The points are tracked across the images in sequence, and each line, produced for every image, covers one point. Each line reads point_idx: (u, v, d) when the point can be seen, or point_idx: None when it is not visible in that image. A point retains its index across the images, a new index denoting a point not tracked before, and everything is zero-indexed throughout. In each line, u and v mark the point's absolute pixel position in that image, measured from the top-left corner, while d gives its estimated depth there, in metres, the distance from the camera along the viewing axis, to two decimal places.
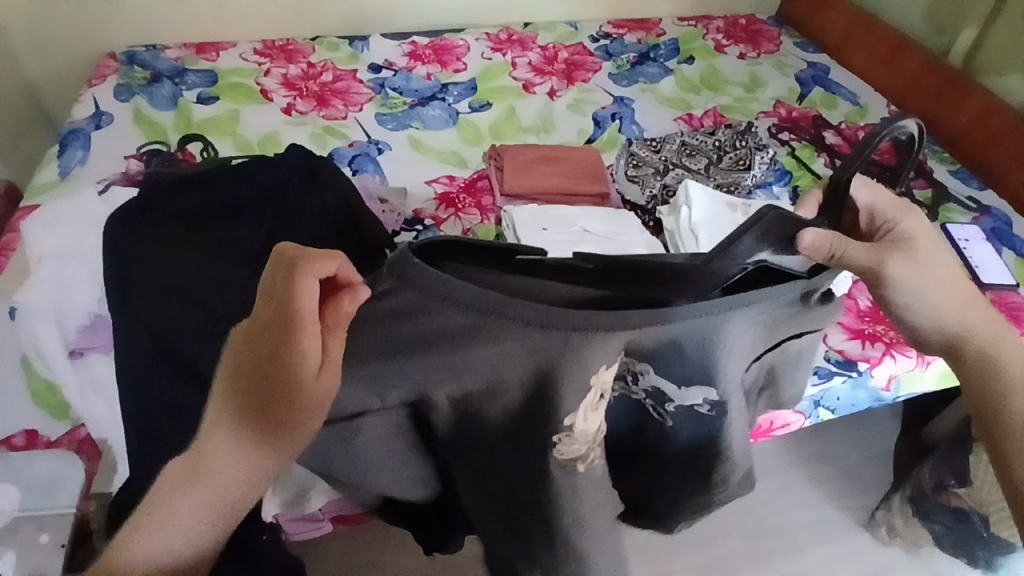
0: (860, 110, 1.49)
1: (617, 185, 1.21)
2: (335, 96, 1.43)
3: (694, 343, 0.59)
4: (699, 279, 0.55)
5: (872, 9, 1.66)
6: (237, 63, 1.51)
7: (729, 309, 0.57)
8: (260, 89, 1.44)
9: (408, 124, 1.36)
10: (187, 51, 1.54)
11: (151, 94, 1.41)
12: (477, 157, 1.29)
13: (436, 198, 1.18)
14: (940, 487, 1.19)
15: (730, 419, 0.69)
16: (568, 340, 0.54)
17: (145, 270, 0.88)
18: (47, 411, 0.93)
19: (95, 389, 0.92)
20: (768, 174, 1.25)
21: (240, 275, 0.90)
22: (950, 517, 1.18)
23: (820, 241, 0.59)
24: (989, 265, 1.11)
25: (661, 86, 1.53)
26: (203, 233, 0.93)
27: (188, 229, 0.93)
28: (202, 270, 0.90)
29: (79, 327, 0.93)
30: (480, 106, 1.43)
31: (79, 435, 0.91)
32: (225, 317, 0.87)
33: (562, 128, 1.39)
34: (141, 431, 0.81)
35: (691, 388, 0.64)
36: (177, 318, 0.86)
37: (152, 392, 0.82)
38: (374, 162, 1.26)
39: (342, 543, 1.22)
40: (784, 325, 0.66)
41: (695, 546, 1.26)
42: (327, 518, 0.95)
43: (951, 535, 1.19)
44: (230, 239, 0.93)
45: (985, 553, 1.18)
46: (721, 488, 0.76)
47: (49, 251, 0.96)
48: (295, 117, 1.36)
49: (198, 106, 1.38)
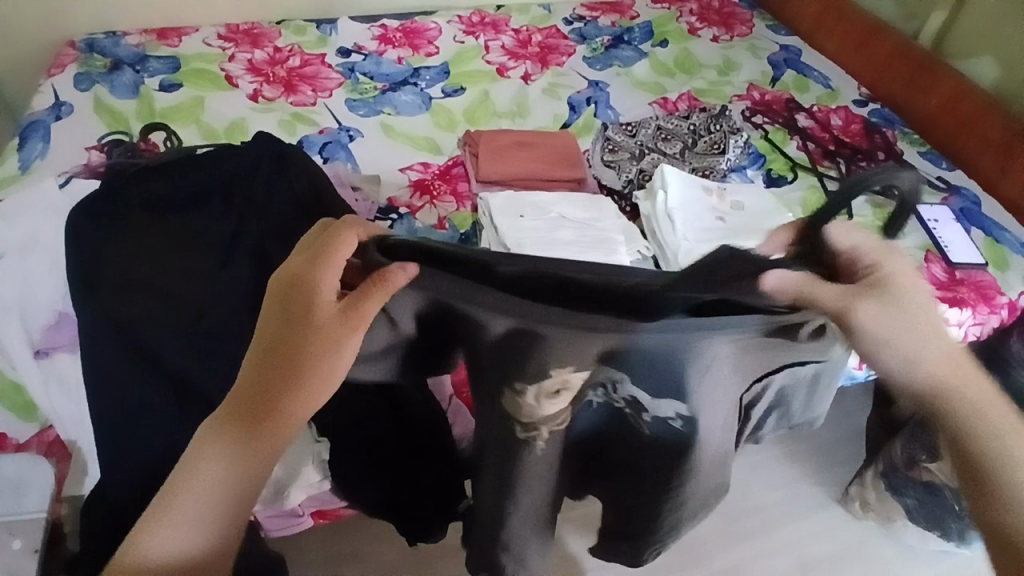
0: (832, 92, 1.51)
1: (593, 170, 1.20)
2: (303, 82, 1.39)
3: (666, 361, 0.59)
4: (660, 306, 0.55)
5: None
6: (200, 48, 1.46)
7: (694, 337, 0.56)
8: (225, 75, 1.39)
9: (380, 109, 1.33)
10: (149, 36, 1.48)
11: (113, 82, 1.35)
12: (451, 143, 1.27)
13: (409, 185, 1.16)
14: (911, 460, 1.21)
15: (703, 436, 0.67)
16: (535, 339, 0.57)
17: (112, 263, 0.85)
18: (13, 412, 0.89)
19: (62, 388, 0.88)
20: (742, 158, 1.25)
21: (210, 264, 0.88)
22: (922, 491, 1.21)
23: (788, 284, 0.54)
24: (959, 245, 1.13)
25: (635, 69, 1.52)
26: (168, 222, 0.90)
27: (152, 217, 0.89)
28: (171, 261, 0.88)
29: (44, 325, 0.89)
30: (453, 91, 1.41)
31: (47, 436, 0.89)
32: (195, 311, 0.85)
33: (537, 113, 1.37)
34: (112, 429, 0.80)
35: (663, 400, 0.63)
36: (146, 313, 0.83)
37: (121, 390, 0.80)
38: (345, 149, 1.23)
39: (321, 536, 1.21)
40: (776, 350, 0.63)
41: None
42: (306, 514, 0.94)
43: (923, 509, 1.21)
44: (197, 229, 0.90)
45: (957, 526, 1.19)
46: (692, 504, 0.76)
47: (10, 245, 0.92)
48: (263, 104, 1.32)
49: (161, 94, 1.33)
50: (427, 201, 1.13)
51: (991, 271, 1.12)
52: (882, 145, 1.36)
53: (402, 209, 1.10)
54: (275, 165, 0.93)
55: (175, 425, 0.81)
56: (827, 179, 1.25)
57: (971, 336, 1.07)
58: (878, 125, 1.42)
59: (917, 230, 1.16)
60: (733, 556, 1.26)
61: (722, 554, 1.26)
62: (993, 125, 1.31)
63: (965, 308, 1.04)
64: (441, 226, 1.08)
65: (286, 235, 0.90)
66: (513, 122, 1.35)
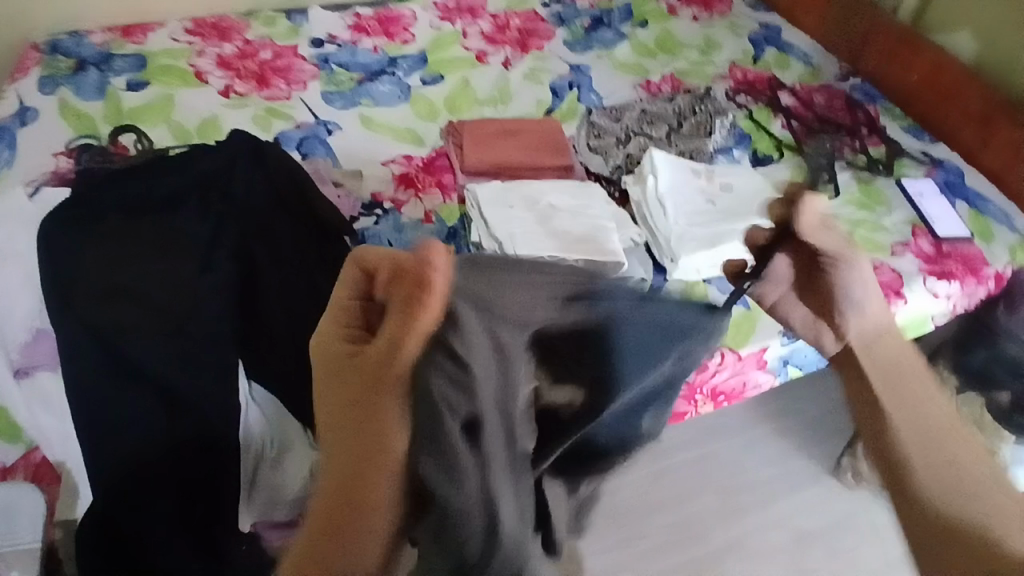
0: (813, 68, 1.50)
1: (580, 156, 1.19)
2: (276, 75, 1.35)
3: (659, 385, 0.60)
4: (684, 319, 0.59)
5: None
6: (167, 44, 1.40)
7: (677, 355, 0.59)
8: (194, 71, 1.34)
9: (358, 101, 1.30)
10: (114, 35, 1.42)
11: (79, 84, 1.30)
12: (432, 131, 1.23)
13: (394, 178, 1.12)
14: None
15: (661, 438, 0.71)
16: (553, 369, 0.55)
17: (86, 279, 0.80)
18: None
19: (44, 408, 0.86)
20: (729, 139, 1.24)
21: (189, 270, 0.83)
22: None
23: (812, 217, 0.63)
24: (944, 218, 1.14)
25: (617, 51, 1.50)
26: (143, 223, 0.85)
27: (131, 220, 0.85)
28: (153, 270, 0.82)
29: (21, 343, 0.85)
30: (432, 79, 1.37)
31: (34, 459, 0.87)
32: (177, 316, 0.81)
33: (519, 99, 1.34)
34: (93, 437, 0.79)
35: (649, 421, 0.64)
36: (126, 327, 0.79)
37: (107, 405, 0.78)
38: (324, 143, 1.19)
39: None
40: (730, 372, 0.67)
41: (672, 507, 1.29)
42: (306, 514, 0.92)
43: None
44: (173, 230, 0.85)
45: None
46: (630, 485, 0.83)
47: None
48: (235, 99, 1.28)
49: (129, 93, 1.28)
50: (412, 194, 1.10)
51: (977, 243, 1.13)
52: (864, 120, 1.37)
53: (387, 204, 1.07)
54: (252, 163, 0.91)
55: (163, 433, 0.79)
56: (813, 157, 1.25)
57: (960, 308, 1.08)
58: (860, 101, 1.42)
59: (902, 205, 1.16)
60: (731, 532, 1.27)
61: (720, 532, 1.27)
62: (973, 96, 1.32)
63: (953, 282, 1.05)
64: (428, 220, 1.06)
65: (269, 236, 0.88)
66: (496, 110, 1.31)
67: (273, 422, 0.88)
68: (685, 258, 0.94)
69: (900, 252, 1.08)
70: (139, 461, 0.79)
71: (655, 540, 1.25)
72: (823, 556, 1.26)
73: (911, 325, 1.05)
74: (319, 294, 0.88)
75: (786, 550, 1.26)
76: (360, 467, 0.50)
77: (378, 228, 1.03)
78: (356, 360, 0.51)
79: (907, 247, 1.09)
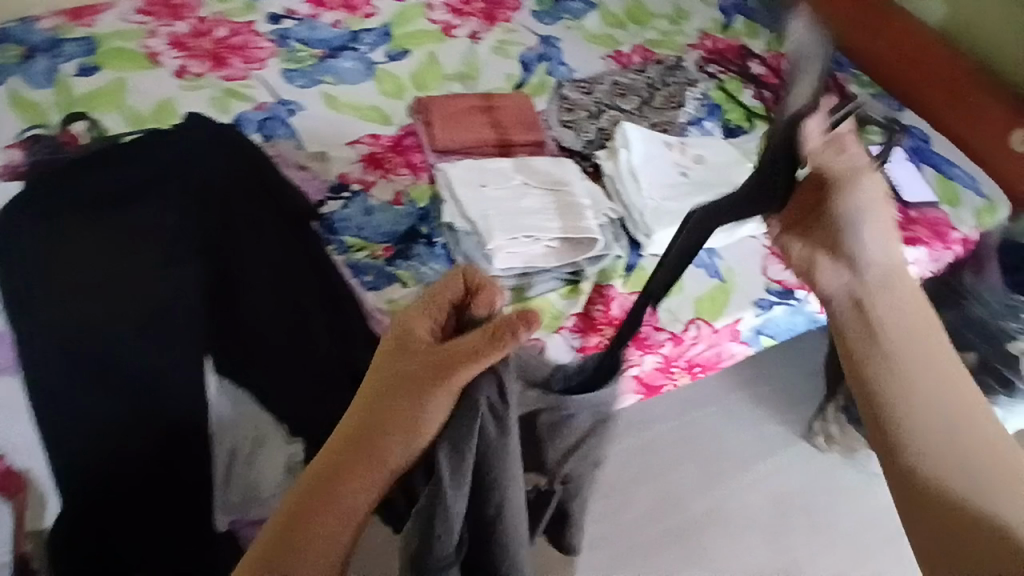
0: (783, 37, 1.49)
1: (552, 132, 1.16)
2: (233, 54, 1.28)
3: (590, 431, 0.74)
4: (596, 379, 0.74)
5: None
6: (117, 25, 1.32)
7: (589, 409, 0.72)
8: (147, 53, 1.26)
9: (320, 79, 1.25)
10: (62, 18, 1.33)
11: (24, 69, 1.21)
12: (400, 111, 1.20)
13: (361, 158, 1.09)
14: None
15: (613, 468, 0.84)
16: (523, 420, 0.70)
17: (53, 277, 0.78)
18: None
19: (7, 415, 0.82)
20: (700, 110, 1.23)
21: (158, 261, 0.81)
22: None
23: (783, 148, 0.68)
24: (912, 184, 1.16)
25: (587, 22, 1.47)
26: (107, 217, 0.81)
27: (90, 215, 0.81)
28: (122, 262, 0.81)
29: None
30: (397, 54, 1.33)
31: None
32: (151, 311, 0.79)
33: (488, 73, 1.30)
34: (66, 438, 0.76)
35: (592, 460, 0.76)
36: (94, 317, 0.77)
37: (79, 405, 0.75)
38: (285, 124, 1.14)
39: None
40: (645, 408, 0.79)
41: (652, 477, 1.31)
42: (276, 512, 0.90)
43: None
44: (139, 223, 0.82)
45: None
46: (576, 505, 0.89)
47: None
48: (191, 81, 1.22)
49: (80, 79, 1.20)
50: (380, 175, 1.07)
51: (943, 207, 1.15)
52: None
53: (354, 187, 1.04)
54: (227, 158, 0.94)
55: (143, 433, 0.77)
56: None
57: (927, 274, 1.10)
58: (828, 68, 1.42)
59: None
60: (711, 499, 1.30)
61: (699, 499, 1.30)
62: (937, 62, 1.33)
63: (920, 247, 1.07)
64: (399, 202, 1.03)
65: (244, 226, 0.86)
66: (464, 85, 1.27)
67: (241, 421, 0.84)
68: (660, 232, 0.93)
69: None
70: (110, 464, 0.76)
71: (637, 510, 1.27)
72: (798, 518, 1.30)
73: None
74: (286, 281, 0.85)
75: (763, 513, 1.30)
76: (378, 433, 0.57)
77: (347, 211, 1.01)
78: (411, 355, 0.59)
79: None
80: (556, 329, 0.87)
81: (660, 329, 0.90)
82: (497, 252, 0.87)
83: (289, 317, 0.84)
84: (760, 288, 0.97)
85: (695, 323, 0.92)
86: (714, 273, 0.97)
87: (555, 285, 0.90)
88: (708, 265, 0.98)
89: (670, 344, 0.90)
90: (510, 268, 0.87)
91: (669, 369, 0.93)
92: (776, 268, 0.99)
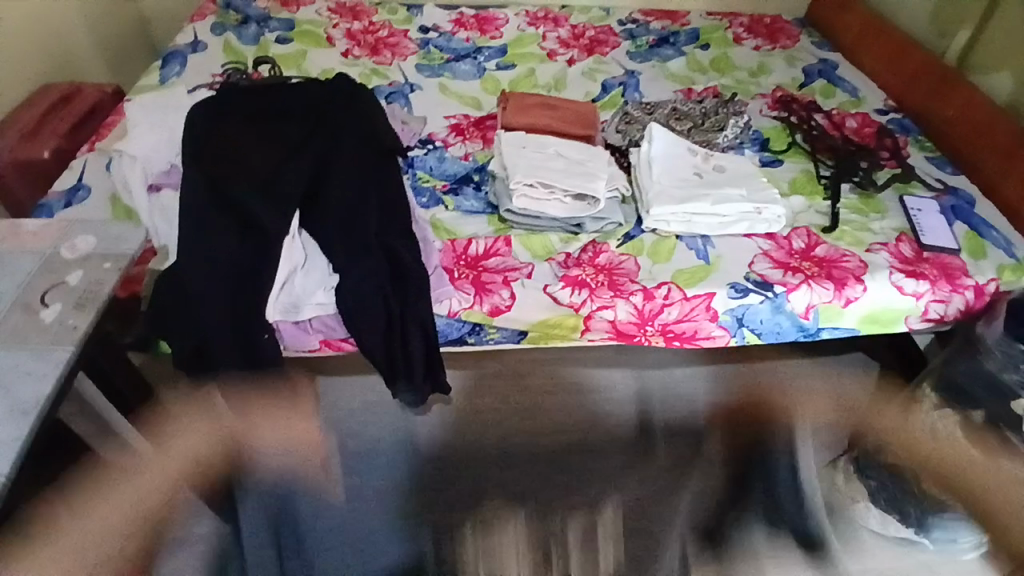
0: (856, 101, 1.56)
1: (605, 135, 1.39)
2: (385, 48, 1.68)
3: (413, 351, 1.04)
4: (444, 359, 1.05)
5: (890, 15, 1.71)
6: (313, 16, 1.76)
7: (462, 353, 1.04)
8: (327, 37, 1.69)
9: (440, 73, 1.60)
10: (274, 3, 1.80)
11: (240, 33, 1.66)
12: (491, 103, 1.51)
13: (448, 127, 1.40)
14: (880, 444, 1.27)
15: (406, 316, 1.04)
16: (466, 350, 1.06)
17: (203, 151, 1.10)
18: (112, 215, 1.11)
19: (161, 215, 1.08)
20: (742, 138, 1.40)
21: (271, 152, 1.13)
22: (887, 474, 1.25)
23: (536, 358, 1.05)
24: (935, 231, 1.21)
25: (673, 65, 1.68)
26: (259, 124, 1.18)
27: (249, 120, 1.19)
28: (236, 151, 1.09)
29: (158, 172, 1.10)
30: (505, 66, 1.65)
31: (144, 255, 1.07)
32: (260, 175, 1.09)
33: (572, 88, 1.59)
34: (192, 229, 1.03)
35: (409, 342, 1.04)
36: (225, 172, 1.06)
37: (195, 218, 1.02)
38: (405, 98, 1.49)
39: (363, 446, 1.41)
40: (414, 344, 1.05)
41: (651, 473, 1.40)
42: (317, 337, 1.12)
43: (887, 493, 1.25)
44: (273, 129, 1.17)
45: (913, 507, 1.22)
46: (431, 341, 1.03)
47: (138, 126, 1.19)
48: (350, 60, 1.62)
49: (276, 44, 1.65)
50: (459, 140, 1.36)
51: (964, 256, 1.19)
52: (889, 147, 1.41)
53: (437, 143, 1.35)
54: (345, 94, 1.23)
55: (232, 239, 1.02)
56: (818, 165, 1.36)
57: (934, 313, 1.16)
58: (892, 131, 1.46)
59: (897, 216, 1.25)
60: (693, 499, 1.37)
61: (701, 506, 1.37)
62: (980, 130, 1.35)
63: (922, 281, 1.13)
64: (466, 159, 1.31)
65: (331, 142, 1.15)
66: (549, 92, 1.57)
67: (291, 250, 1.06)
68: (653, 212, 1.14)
69: (876, 249, 1.18)
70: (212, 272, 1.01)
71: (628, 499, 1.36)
72: (784, 551, 1.31)
73: (880, 318, 1.16)
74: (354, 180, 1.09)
75: (742, 530, 1.34)
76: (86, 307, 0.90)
77: (425, 157, 1.30)
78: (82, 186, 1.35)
79: (885, 247, 1.18)
80: (547, 259, 1.10)
81: (637, 281, 1.08)
82: (515, 192, 1.13)
83: (349, 219, 1.04)
84: (742, 275, 1.11)
85: (668, 284, 1.07)
86: (700, 255, 1.13)
87: (558, 231, 1.14)
88: (699, 248, 1.14)
89: (640, 296, 1.06)
90: (524, 209, 1.13)
91: (643, 326, 1.09)
92: (764, 264, 1.13)
